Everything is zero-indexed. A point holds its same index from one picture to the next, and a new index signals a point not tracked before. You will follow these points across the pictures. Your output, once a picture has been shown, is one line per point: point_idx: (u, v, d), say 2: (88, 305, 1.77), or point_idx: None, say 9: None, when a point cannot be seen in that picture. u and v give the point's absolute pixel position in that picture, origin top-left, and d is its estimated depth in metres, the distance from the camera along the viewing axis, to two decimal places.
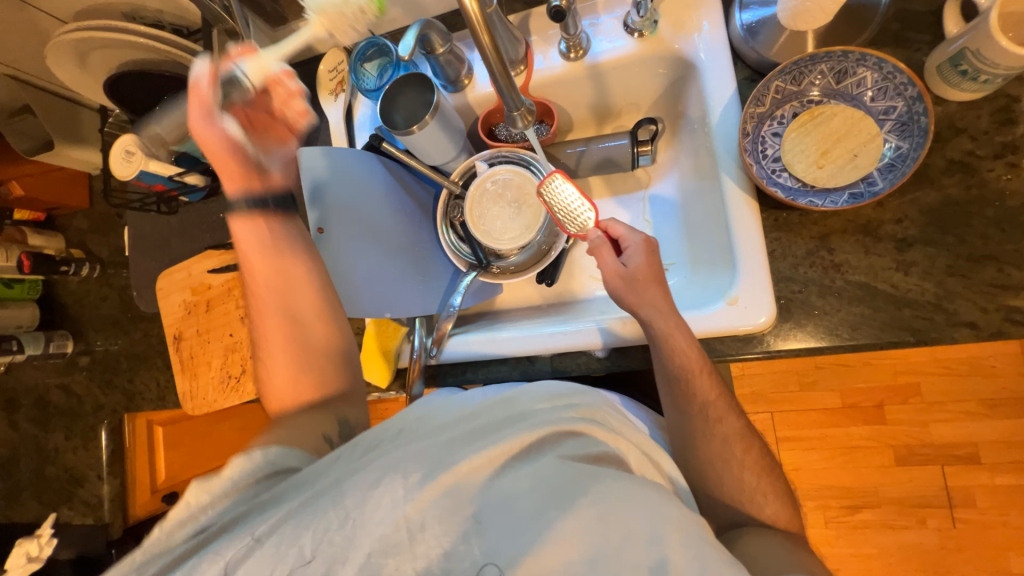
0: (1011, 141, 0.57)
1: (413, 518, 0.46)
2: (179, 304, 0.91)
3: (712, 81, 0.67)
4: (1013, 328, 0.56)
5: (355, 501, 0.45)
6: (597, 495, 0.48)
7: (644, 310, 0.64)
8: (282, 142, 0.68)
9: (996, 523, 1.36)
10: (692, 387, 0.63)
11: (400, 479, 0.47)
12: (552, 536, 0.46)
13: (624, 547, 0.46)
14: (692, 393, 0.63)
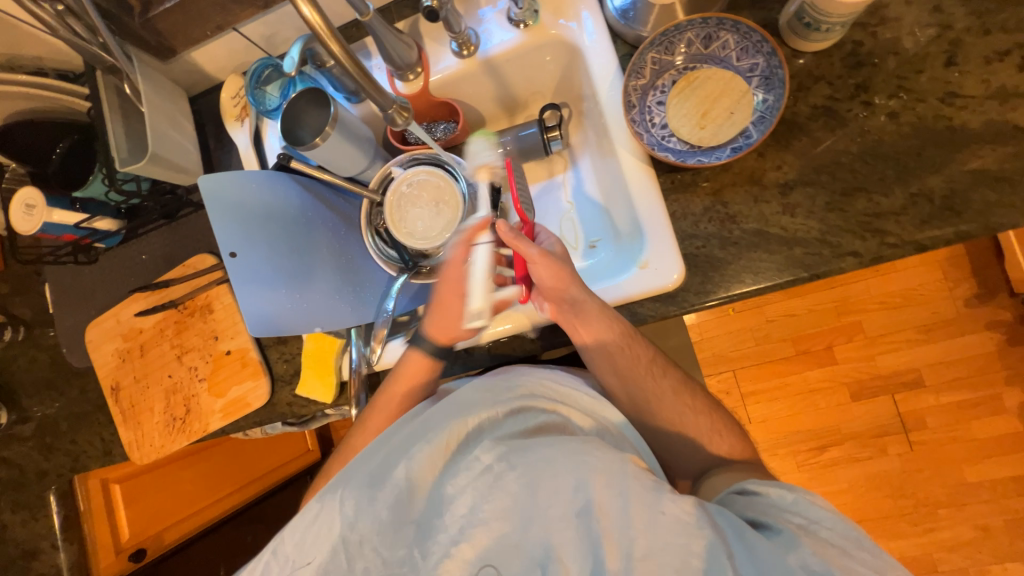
0: (861, 82, 0.62)
1: (364, 536, 0.54)
2: (112, 354, 0.88)
3: (596, 61, 0.70)
4: (890, 251, 0.61)
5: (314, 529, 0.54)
6: (524, 467, 0.51)
7: (571, 292, 0.64)
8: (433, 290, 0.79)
9: (948, 440, 1.44)
10: (619, 357, 0.65)
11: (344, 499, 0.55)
12: (488, 513, 0.50)
13: (551, 504, 0.50)
14: (621, 363, 0.66)
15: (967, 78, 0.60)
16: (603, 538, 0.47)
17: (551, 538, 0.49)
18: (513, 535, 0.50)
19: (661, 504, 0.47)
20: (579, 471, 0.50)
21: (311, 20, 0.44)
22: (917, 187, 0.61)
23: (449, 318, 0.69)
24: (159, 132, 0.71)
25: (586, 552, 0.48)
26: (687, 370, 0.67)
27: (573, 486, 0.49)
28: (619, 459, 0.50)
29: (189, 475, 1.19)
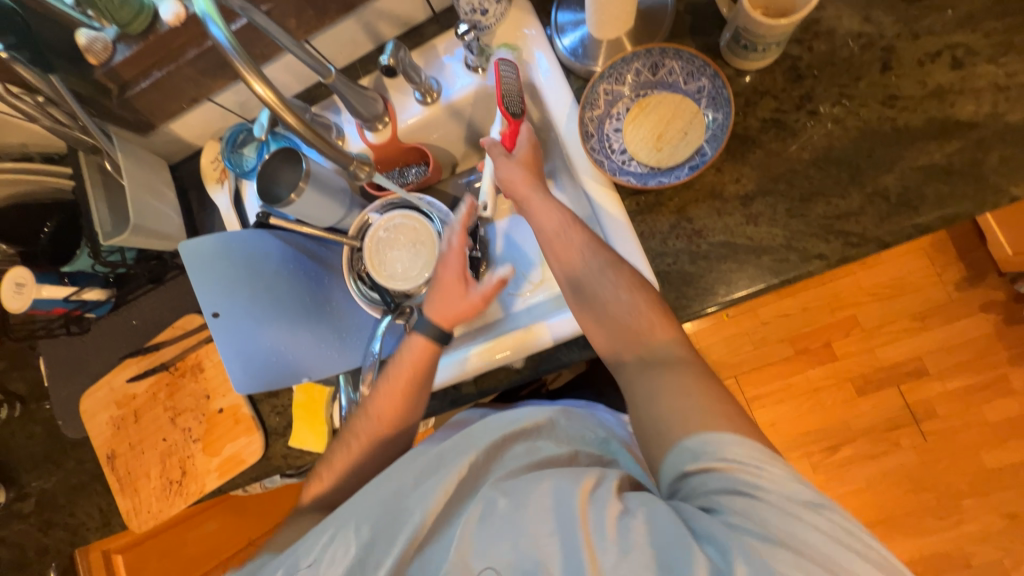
0: (805, 93, 0.65)
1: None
2: (107, 422, 0.88)
3: (552, 96, 0.74)
4: (854, 250, 0.62)
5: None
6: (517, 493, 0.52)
7: (528, 205, 0.70)
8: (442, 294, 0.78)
9: (960, 426, 1.42)
10: (597, 287, 0.64)
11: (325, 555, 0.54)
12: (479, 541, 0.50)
13: (536, 519, 0.49)
14: (601, 295, 0.63)
15: (904, 80, 0.63)
16: (584, 546, 0.46)
17: (536, 552, 0.48)
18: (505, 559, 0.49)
19: (635, 507, 0.48)
20: (563, 483, 0.51)
21: (266, 98, 0.48)
22: (872, 187, 0.63)
23: (453, 301, 0.70)
24: (140, 203, 0.74)
25: (568, 559, 0.47)
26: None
27: (560, 500, 0.49)
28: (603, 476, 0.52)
29: (192, 537, 1.16)
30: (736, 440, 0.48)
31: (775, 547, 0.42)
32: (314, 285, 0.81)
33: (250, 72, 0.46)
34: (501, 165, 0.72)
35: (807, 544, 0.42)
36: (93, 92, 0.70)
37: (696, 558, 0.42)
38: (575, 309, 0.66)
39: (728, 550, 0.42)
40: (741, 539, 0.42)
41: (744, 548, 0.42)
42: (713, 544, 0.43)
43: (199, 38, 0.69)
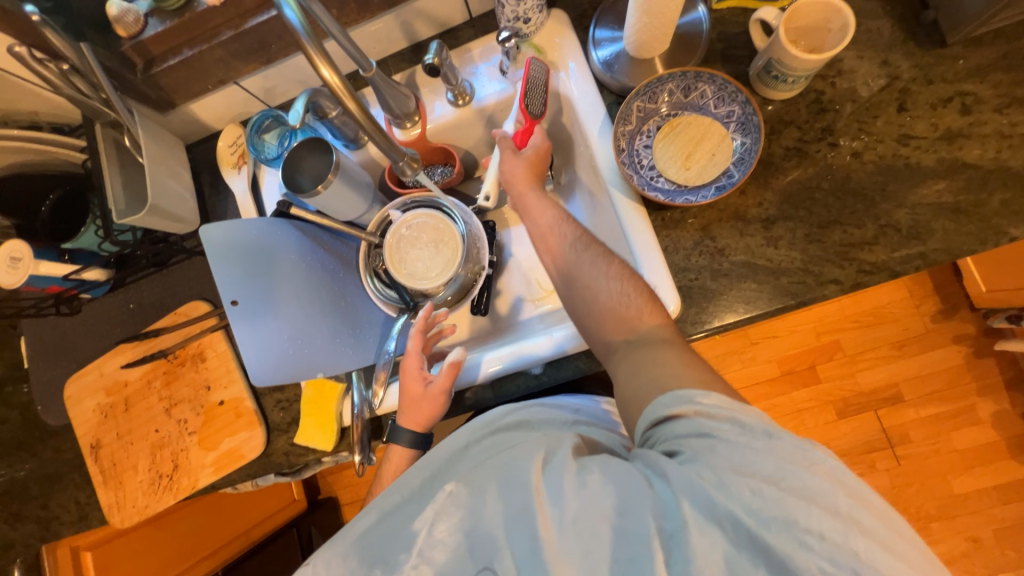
0: (827, 125, 0.69)
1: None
2: (93, 409, 0.84)
3: (585, 108, 0.75)
4: (867, 278, 0.66)
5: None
6: (482, 475, 0.52)
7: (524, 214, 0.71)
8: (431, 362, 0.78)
9: (931, 452, 1.49)
10: (591, 288, 0.63)
11: (323, 563, 0.52)
12: (447, 525, 0.49)
13: (500, 498, 0.49)
14: (598, 296, 0.62)
15: (918, 121, 0.67)
16: (539, 520, 0.45)
17: (494, 530, 0.48)
18: (466, 538, 0.49)
19: (591, 468, 0.48)
20: (524, 460, 0.51)
21: (331, 83, 0.48)
22: (885, 219, 0.66)
23: (421, 405, 0.70)
24: (158, 183, 0.72)
25: (525, 536, 0.46)
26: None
27: (517, 476, 0.49)
28: (559, 444, 0.53)
29: (167, 535, 1.10)
30: (708, 396, 0.48)
31: (727, 476, 0.42)
32: (331, 280, 0.80)
33: (317, 53, 0.47)
34: (506, 162, 0.73)
35: (764, 470, 0.42)
36: (120, 66, 0.68)
37: (648, 510, 0.43)
38: (580, 309, 0.64)
39: (681, 492, 0.42)
40: (693, 476, 0.43)
41: (692, 484, 0.42)
42: (668, 489, 0.43)
43: (237, 20, 0.67)
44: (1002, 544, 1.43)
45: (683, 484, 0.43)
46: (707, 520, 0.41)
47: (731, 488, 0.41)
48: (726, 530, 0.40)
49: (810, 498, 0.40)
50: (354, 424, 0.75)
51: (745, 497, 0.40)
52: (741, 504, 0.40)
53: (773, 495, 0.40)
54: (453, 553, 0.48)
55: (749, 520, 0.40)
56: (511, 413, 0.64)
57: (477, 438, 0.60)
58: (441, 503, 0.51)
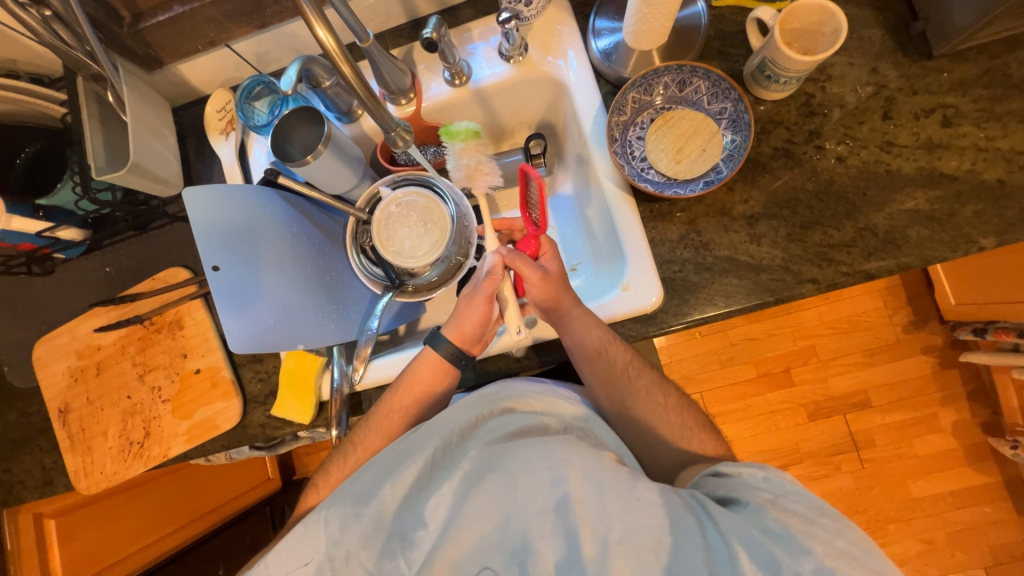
0: (814, 128, 0.71)
1: (348, 552, 0.53)
2: (63, 372, 0.82)
3: (581, 96, 0.76)
4: (843, 279, 0.68)
5: (299, 549, 0.53)
6: (501, 466, 0.53)
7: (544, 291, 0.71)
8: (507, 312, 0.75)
9: (894, 457, 1.55)
10: (607, 358, 0.67)
11: (334, 519, 0.54)
12: (470, 513, 0.52)
13: (530, 499, 0.51)
14: (609, 363, 0.67)
15: (901, 130, 0.69)
16: (581, 528, 0.48)
17: (530, 532, 0.50)
18: (496, 532, 0.51)
19: (636, 490, 0.49)
20: (557, 468, 0.51)
21: (327, 45, 0.47)
22: (864, 222, 0.68)
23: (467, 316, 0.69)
24: (141, 142, 0.70)
25: (568, 548, 0.48)
26: (660, 384, 0.72)
27: (551, 478, 0.51)
28: (595, 456, 0.53)
29: (137, 507, 1.09)
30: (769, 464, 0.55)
31: (795, 532, 0.47)
32: (317, 254, 0.79)
33: (315, 14, 0.46)
34: (535, 289, 0.67)
35: (826, 529, 0.47)
36: (106, 18, 0.65)
37: (697, 548, 0.47)
38: (585, 375, 0.69)
39: (733, 541, 0.47)
40: (752, 530, 0.48)
41: (753, 537, 0.47)
42: (718, 533, 0.48)
43: None
44: (953, 546, 1.50)
45: (742, 537, 0.47)
46: (765, 575, 0.45)
47: (799, 547, 0.46)
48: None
49: (869, 569, 0.45)
50: (333, 398, 0.75)
51: (809, 553, 0.45)
52: (809, 564, 0.45)
53: (841, 559, 0.45)
54: (480, 543, 0.51)
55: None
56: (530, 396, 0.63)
57: (484, 413, 0.60)
58: (455, 479, 0.55)
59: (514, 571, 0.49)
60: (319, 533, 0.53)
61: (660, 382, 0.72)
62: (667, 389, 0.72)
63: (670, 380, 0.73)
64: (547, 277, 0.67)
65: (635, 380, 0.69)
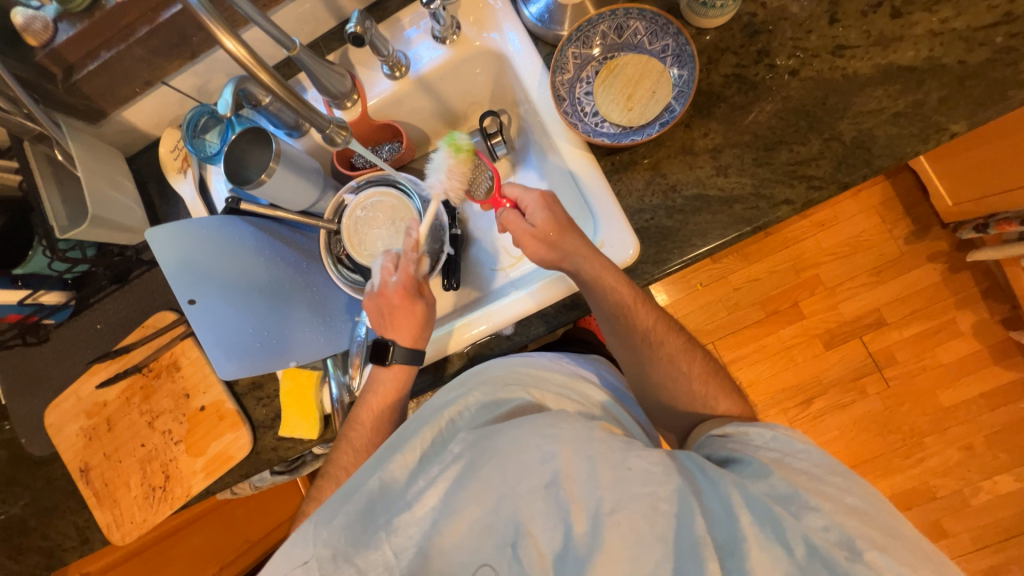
0: (762, 48, 0.69)
1: (337, 549, 0.49)
2: (77, 434, 0.83)
3: (522, 64, 0.74)
4: (817, 194, 0.66)
5: (287, 556, 0.49)
6: (491, 446, 0.50)
7: (571, 261, 0.66)
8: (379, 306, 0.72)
9: (918, 370, 1.52)
10: (633, 318, 0.66)
11: (325, 521, 0.51)
12: (457, 500, 0.48)
13: (519, 479, 0.47)
14: (633, 323, 0.67)
15: (850, 31, 0.67)
16: (572, 505, 0.45)
17: (520, 512, 0.46)
18: (486, 517, 0.47)
19: (628, 459, 0.46)
20: (546, 443, 0.48)
21: (238, 54, 0.46)
22: (829, 132, 0.67)
23: (404, 315, 0.71)
24: (97, 194, 0.70)
25: (559, 526, 0.45)
26: (687, 351, 0.68)
27: (539, 455, 0.48)
28: (586, 427, 0.50)
29: (179, 553, 1.12)
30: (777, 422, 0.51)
31: (801, 489, 0.42)
32: (294, 272, 0.79)
33: (219, 25, 0.44)
34: (529, 248, 0.68)
35: (836, 485, 0.42)
36: (36, 76, 0.66)
37: (697, 519, 0.42)
38: (608, 333, 0.70)
39: (735, 504, 0.42)
40: (756, 492, 0.43)
41: (755, 497, 0.43)
42: (717, 495, 0.43)
43: (151, 14, 0.65)
44: (994, 448, 1.47)
45: (745, 499, 0.43)
46: (771, 540, 0.40)
47: (805, 504, 0.41)
48: (790, 549, 0.39)
49: (888, 525, 0.40)
50: (334, 410, 0.77)
51: (815, 511, 0.41)
52: (816, 521, 0.40)
53: (850, 515, 0.40)
54: (471, 529, 0.47)
55: (819, 541, 0.39)
56: (515, 370, 0.64)
57: (470, 396, 0.62)
58: (446, 469, 0.52)
59: (507, 557, 0.46)
60: (307, 537, 0.50)
61: (686, 348, 0.68)
62: (690, 357, 0.68)
63: (697, 346, 0.69)
64: (538, 235, 0.67)
65: (658, 346, 0.67)
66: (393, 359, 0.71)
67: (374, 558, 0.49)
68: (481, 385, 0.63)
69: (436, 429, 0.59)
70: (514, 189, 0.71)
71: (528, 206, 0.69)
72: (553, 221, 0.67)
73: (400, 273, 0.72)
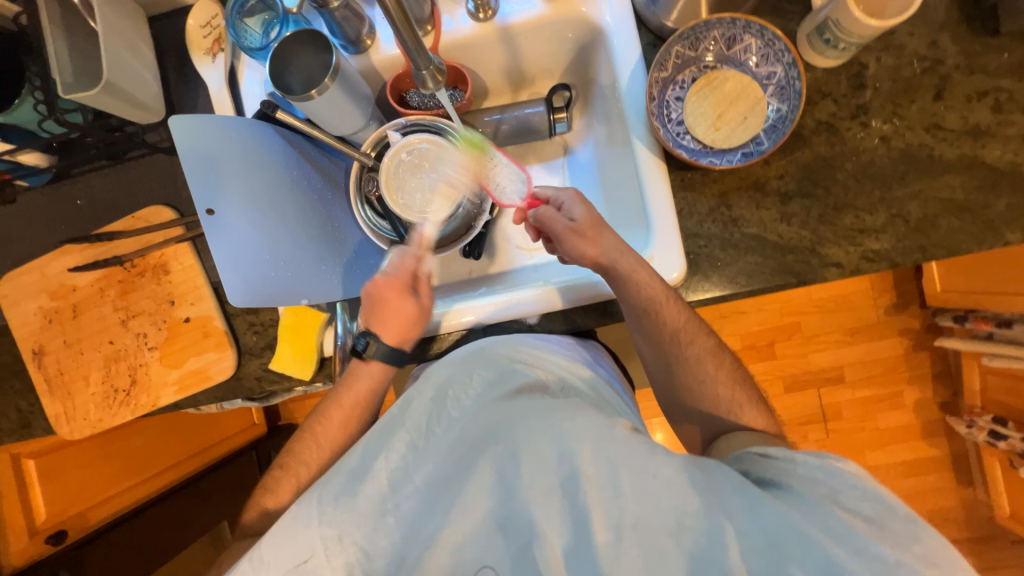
0: (863, 104, 0.67)
1: (343, 532, 0.49)
2: (35, 313, 0.75)
3: (619, 47, 0.69)
4: (867, 265, 0.67)
5: (292, 546, 0.49)
6: (506, 434, 0.51)
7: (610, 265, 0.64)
8: (377, 296, 0.66)
9: (857, 429, 1.64)
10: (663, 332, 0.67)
11: (330, 502, 0.51)
12: (470, 488, 0.49)
13: (537, 474, 0.48)
14: (661, 341, 0.68)
15: (950, 112, 0.66)
16: (592, 511, 0.45)
17: (535, 511, 0.47)
18: (500, 511, 0.48)
19: (652, 466, 0.46)
20: (565, 440, 0.48)
21: None
22: (898, 208, 0.66)
23: (394, 312, 0.66)
24: (114, 56, 0.63)
25: (575, 530, 0.46)
26: (713, 373, 0.70)
27: (559, 452, 0.48)
28: (609, 425, 0.50)
29: (115, 450, 1.07)
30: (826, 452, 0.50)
31: (863, 533, 0.42)
32: (318, 202, 0.73)
33: None
34: (569, 245, 0.66)
35: (898, 532, 0.42)
36: None
37: (730, 547, 0.43)
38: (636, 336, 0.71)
39: (776, 535, 0.43)
40: (812, 528, 0.43)
41: (812, 536, 0.42)
42: (756, 522, 0.44)
43: None
44: None
45: (795, 537, 0.43)
46: None
47: (867, 550, 0.41)
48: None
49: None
50: (335, 354, 0.72)
51: (880, 560, 0.40)
52: (879, 569, 0.40)
53: (920, 567, 0.40)
54: (483, 524, 0.48)
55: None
56: (526, 348, 0.65)
57: (478, 370, 0.61)
58: (456, 450, 0.53)
59: (519, 555, 0.47)
60: (310, 519, 0.50)
61: (717, 372, 0.70)
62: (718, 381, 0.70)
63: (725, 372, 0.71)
64: (575, 229, 0.65)
65: (685, 365, 0.69)
66: (371, 353, 0.67)
67: (381, 545, 0.50)
68: (488, 362, 0.61)
69: (440, 406, 0.58)
70: (545, 191, 0.72)
71: (565, 203, 0.68)
72: (592, 216, 0.66)
73: (399, 266, 0.68)
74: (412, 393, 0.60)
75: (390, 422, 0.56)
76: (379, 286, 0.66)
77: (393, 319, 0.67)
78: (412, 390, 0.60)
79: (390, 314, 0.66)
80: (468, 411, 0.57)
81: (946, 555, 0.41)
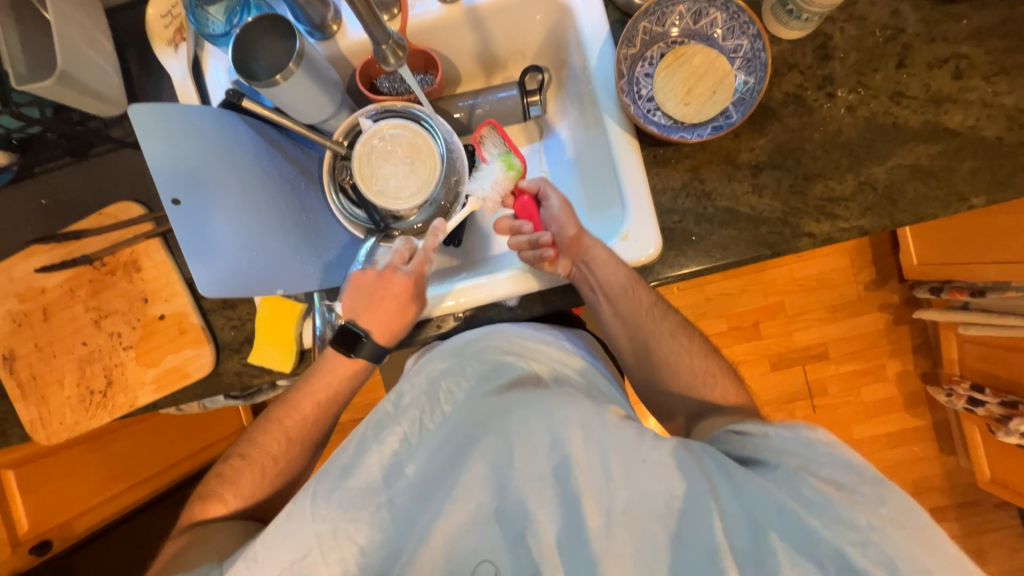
0: (828, 74, 0.68)
1: (336, 527, 0.48)
2: (4, 317, 0.74)
3: (587, 24, 0.69)
4: (839, 236, 0.68)
5: (285, 545, 0.48)
6: (499, 426, 0.51)
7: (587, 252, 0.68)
8: (383, 289, 0.67)
9: (842, 404, 1.68)
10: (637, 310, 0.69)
11: (322, 496, 0.49)
12: (463, 481, 0.48)
13: (530, 463, 0.48)
14: (637, 317, 0.70)
15: (913, 80, 0.67)
16: (585, 496, 0.45)
17: (529, 499, 0.46)
18: (493, 502, 0.48)
19: (641, 451, 0.47)
20: (557, 428, 0.49)
21: None
22: (865, 176, 0.67)
23: (392, 311, 0.67)
24: (70, 47, 0.61)
25: (566, 517, 0.45)
26: (692, 347, 0.71)
27: (552, 441, 0.48)
28: (598, 412, 0.51)
29: (99, 457, 1.04)
30: (799, 423, 0.51)
31: (836, 503, 0.43)
32: (290, 192, 0.72)
33: None
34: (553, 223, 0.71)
35: (866, 496, 0.43)
36: None
37: (716, 526, 0.44)
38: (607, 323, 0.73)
39: (757, 511, 0.44)
40: (788, 500, 0.44)
41: (788, 509, 0.43)
42: (738, 500, 0.45)
43: None
44: None
45: (773, 510, 0.44)
46: (801, 554, 0.42)
47: (839, 517, 0.42)
48: (822, 561, 0.41)
49: (922, 538, 0.41)
50: (315, 345, 0.73)
51: (851, 526, 0.42)
52: (850, 536, 0.41)
53: (887, 529, 0.41)
54: (476, 515, 0.47)
55: (857, 558, 0.41)
56: (517, 342, 0.65)
57: (469, 365, 0.61)
58: (449, 444, 0.53)
59: (512, 547, 0.46)
60: (303, 515, 0.49)
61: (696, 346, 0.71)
62: (698, 355, 0.71)
63: (703, 347, 0.71)
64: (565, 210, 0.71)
65: (665, 342, 0.70)
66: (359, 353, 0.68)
67: (372, 539, 0.49)
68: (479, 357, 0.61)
69: (432, 402, 0.58)
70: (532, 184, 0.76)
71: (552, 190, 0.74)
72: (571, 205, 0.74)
73: (413, 265, 0.68)
74: (405, 391, 0.60)
75: (382, 419, 0.56)
76: (386, 281, 0.67)
77: (389, 318, 0.68)
78: (404, 387, 0.60)
79: (388, 312, 0.67)
80: (461, 405, 0.57)
81: (910, 514, 0.42)
